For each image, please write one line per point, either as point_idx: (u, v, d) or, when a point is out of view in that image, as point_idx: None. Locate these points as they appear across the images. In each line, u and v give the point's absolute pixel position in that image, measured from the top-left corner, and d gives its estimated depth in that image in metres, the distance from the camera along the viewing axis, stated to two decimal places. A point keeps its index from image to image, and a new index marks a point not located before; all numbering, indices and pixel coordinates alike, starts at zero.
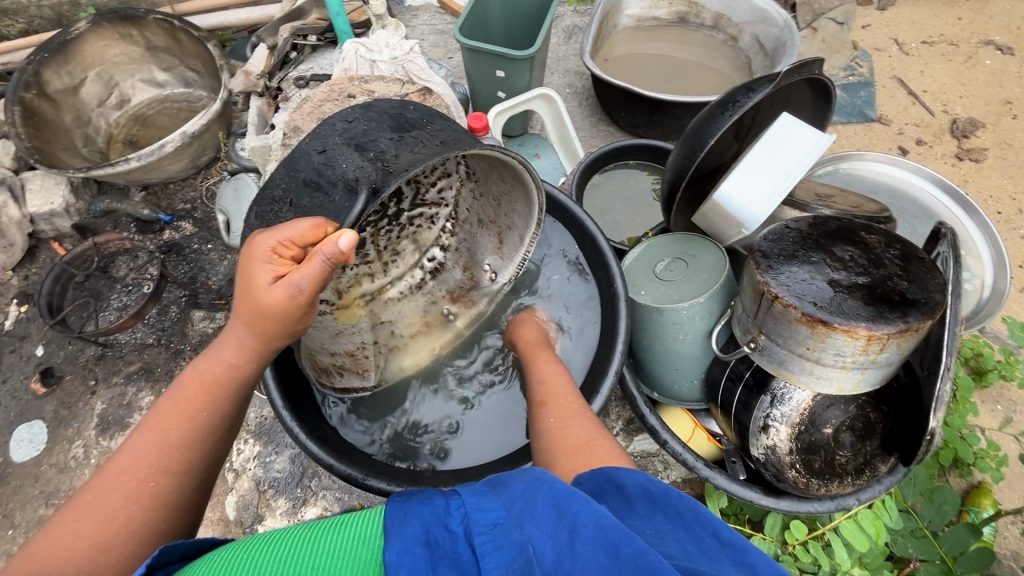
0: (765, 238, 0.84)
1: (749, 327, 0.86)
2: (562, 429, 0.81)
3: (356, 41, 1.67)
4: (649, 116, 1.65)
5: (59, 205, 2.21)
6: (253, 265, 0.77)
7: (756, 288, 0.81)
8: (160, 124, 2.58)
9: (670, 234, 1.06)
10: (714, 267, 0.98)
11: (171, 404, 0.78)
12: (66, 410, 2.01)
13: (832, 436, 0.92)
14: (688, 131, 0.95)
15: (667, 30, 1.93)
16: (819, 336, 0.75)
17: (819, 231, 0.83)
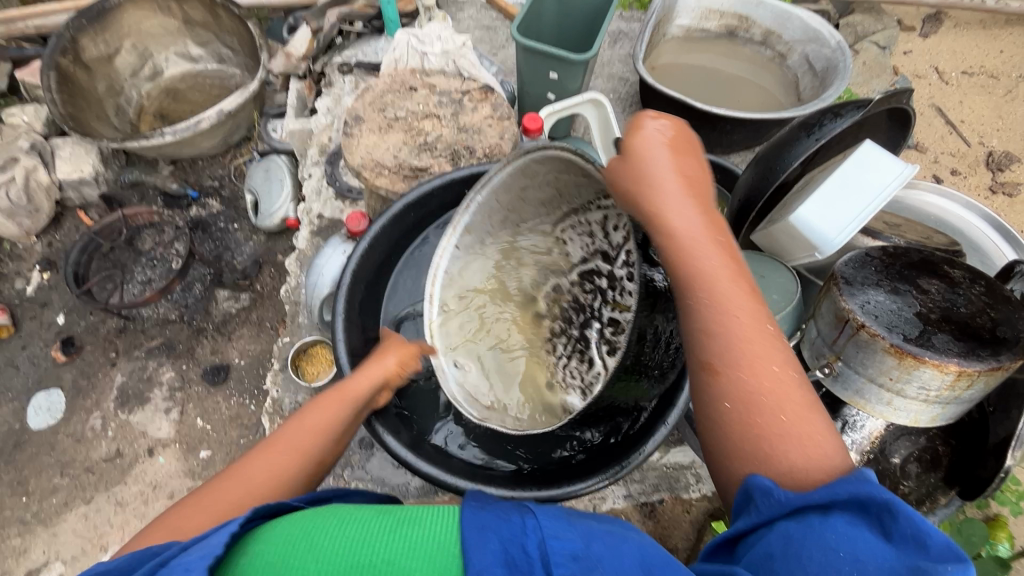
0: (847, 263, 0.84)
1: (825, 353, 0.86)
2: (759, 403, 0.67)
3: (407, 31, 1.66)
4: (697, 129, 1.65)
5: (88, 173, 2.20)
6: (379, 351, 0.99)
7: (839, 314, 0.81)
8: (191, 100, 2.56)
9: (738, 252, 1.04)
10: (785, 290, 0.95)
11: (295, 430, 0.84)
12: (85, 381, 2.00)
13: (899, 465, 1.00)
14: (764, 153, 0.96)
15: (715, 42, 1.92)
16: (905, 366, 0.75)
17: (902, 262, 0.84)
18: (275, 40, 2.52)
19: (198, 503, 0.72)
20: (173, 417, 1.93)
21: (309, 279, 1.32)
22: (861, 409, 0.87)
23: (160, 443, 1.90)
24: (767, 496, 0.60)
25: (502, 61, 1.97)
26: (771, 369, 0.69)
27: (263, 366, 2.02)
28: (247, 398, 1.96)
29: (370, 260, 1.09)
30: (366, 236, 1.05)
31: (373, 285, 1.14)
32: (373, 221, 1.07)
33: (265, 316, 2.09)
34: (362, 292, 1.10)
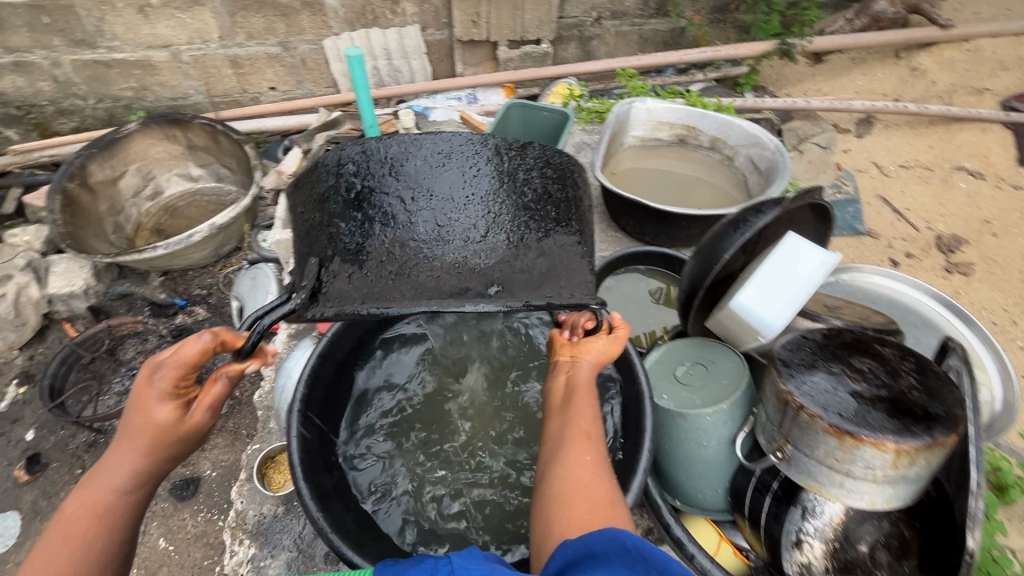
0: (783, 346, 0.90)
1: (775, 436, 0.89)
2: (577, 481, 0.83)
3: None
4: (655, 225, 1.76)
5: (79, 286, 2.27)
6: (150, 402, 0.90)
7: (781, 397, 0.85)
8: (189, 216, 2.72)
9: (687, 337, 1.12)
10: (734, 372, 1.03)
11: (53, 540, 0.83)
12: (45, 501, 1.91)
13: (868, 555, 0.86)
14: (703, 244, 1.03)
15: (668, 149, 2.11)
16: (847, 447, 0.78)
17: (835, 342, 0.90)
18: (271, 160, 2.75)
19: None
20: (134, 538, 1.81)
21: (278, 382, 1.31)
22: (822, 493, 0.87)
23: None
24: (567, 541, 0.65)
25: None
26: (590, 465, 0.85)
27: (236, 475, 1.94)
28: (216, 512, 1.86)
29: (336, 348, 1.24)
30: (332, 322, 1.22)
31: (343, 365, 1.27)
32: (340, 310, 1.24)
33: (242, 423, 2.06)
34: (330, 370, 1.22)
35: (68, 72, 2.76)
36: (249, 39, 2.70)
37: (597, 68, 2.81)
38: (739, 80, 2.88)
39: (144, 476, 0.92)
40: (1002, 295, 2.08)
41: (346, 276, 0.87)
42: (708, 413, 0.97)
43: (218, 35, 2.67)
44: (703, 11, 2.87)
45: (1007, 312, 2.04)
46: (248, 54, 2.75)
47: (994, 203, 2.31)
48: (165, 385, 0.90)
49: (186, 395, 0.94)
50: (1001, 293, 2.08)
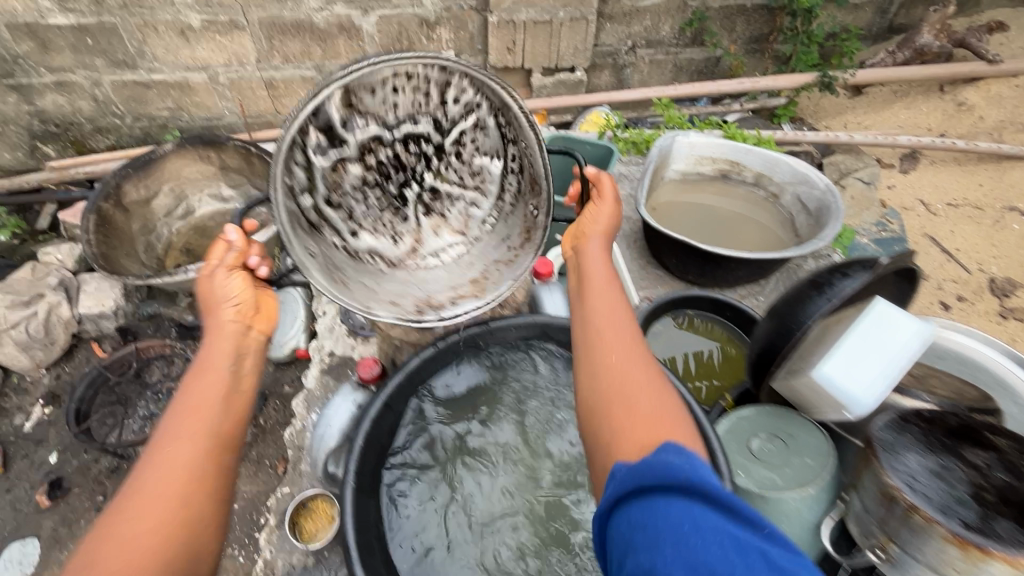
0: (882, 430, 0.89)
1: (876, 533, 0.85)
2: (621, 389, 0.89)
3: None
4: (702, 266, 1.70)
5: (109, 307, 2.27)
6: (211, 293, 1.10)
7: (885, 493, 0.82)
8: (218, 236, 2.72)
9: (758, 406, 1.12)
10: (818, 452, 1.02)
11: (183, 409, 0.96)
12: (66, 529, 1.87)
13: None
14: (780, 307, 1.00)
15: (710, 183, 2.05)
16: (971, 558, 0.74)
17: (941, 429, 0.89)
18: None
19: (108, 553, 0.79)
20: None
21: (317, 430, 1.32)
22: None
23: None
24: (621, 470, 0.73)
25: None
26: (631, 372, 0.92)
27: (258, 508, 1.89)
28: (236, 548, 1.80)
29: (385, 416, 1.25)
30: (383, 392, 1.23)
31: (388, 431, 1.27)
32: (390, 378, 1.26)
33: (266, 453, 2.02)
34: (378, 438, 1.24)
35: (107, 91, 2.80)
36: (285, 63, 2.71)
37: (632, 97, 2.78)
38: (777, 111, 2.82)
39: (230, 348, 1.06)
40: None
41: (338, 248, 1.09)
42: (794, 496, 0.96)
43: (255, 58, 2.68)
44: (740, 40, 2.83)
45: None
46: (283, 76, 2.77)
47: None
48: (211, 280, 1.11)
49: (229, 282, 1.11)
50: None
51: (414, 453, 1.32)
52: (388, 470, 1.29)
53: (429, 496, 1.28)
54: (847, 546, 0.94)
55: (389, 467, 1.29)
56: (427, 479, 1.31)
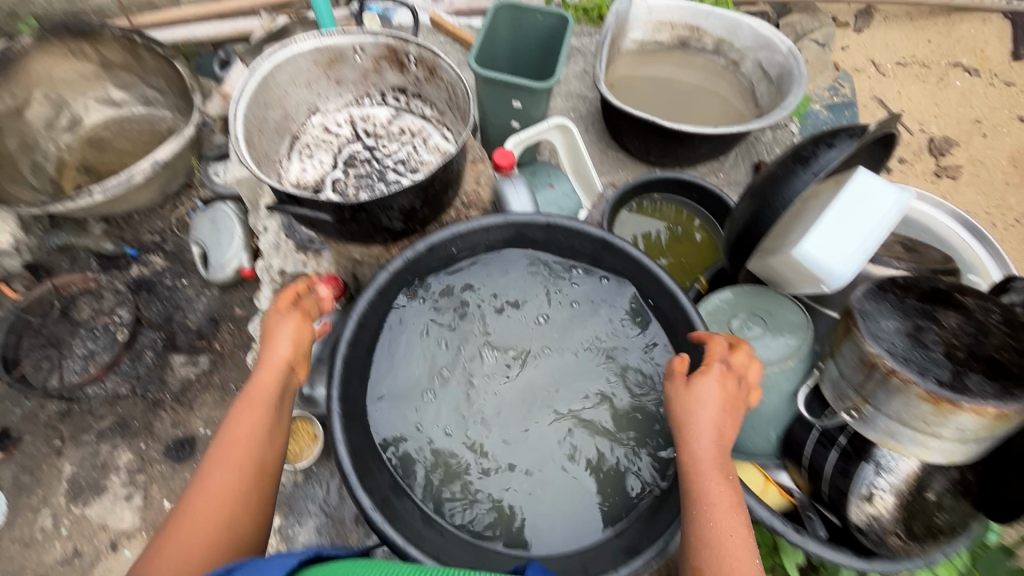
0: (863, 296, 1.01)
1: (853, 397, 1.01)
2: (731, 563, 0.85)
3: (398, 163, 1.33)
4: (665, 145, 1.63)
5: (8, 242, 1.97)
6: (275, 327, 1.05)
7: (867, 360, 0.95)
8: (120, 148, 2.33)
9: (739, 287, 1.28)
10: (795, 325, 1.21)
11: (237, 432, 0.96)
12: (29, 476, 1.79)
13: (936, 501, 1.02)
14: (761, 186, 1.15)
15: (669, 54, 1.92)
16: (943, 412, 0.89)
17: (914, 295, 1.01)
18: (207, 77, 2.36)
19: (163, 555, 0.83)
20: (135, 504, 1.75)
21: None
22: (894, 449, 1.01)
23: (123, 535, 1.72)
24: None
25: (343, 135, 1.38)
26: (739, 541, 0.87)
27: None
28: None
29: (361, 338, 1.12)
30: (355, 311, 1.09)
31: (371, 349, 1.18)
32: (361, 296, 1.11)
33: (229, 378, 1.94)
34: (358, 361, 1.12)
35: None
36: None
37: None
38: None
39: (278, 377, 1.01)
40: (986, 197, 2.11)
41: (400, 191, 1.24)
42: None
43: None
44: None
45: (989, 215, 2.08)
46: None
47: (985, 101, 2.28)
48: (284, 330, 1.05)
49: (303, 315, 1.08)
50: (985, 195, 2.11)
51: (395, 373, 1.19)
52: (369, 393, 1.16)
53: (417, 415, 1.16)
54: (818, 410, 1.13)
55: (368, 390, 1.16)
56: (412, 398, 1.17)
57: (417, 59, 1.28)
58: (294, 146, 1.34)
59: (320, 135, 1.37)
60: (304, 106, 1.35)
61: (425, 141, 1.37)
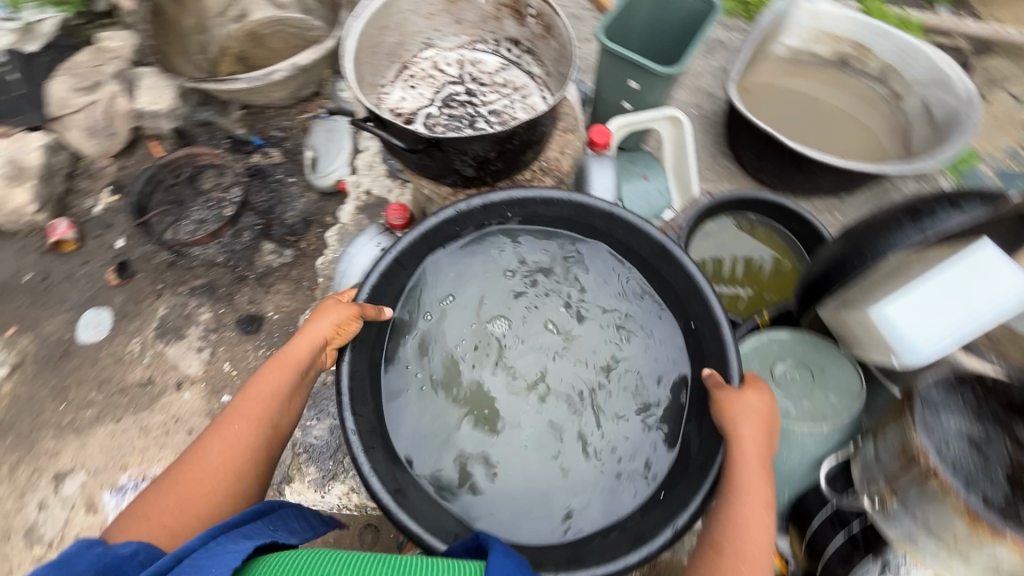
0: (931, 384, 0.91)
1: (880, 487, 0.92)
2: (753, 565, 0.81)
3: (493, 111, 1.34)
4: (781, 166, 1.50)
5: (166, 106, 2.26)
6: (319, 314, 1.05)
7: (907, 451, 0.86)
8: (273, 47, 2.55)
9: (796, 331, 1.18)
10: (846, 389, 1.10)
11: (254, 395, 1.00)
12: (132, 306, 2.10)
13: None
14: (858, 229, 1.03)
15: (822, 70, 1.73)
16: (978, 536, 0.77)
17: (997, 399, 0.90)
18: None
19: (161, 491, 0.88)
20: (203, 357, 2.00)
21: (340, 267, 1.38)
22: (912, 556, 0.90)
23: (187, 379, 1.97)
24: None
25: (449, 74, 1.40)
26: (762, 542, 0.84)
27: (294, 322, 2.05)
28: (274, 352, 1.99)
29: (397, 274, 1.16)
30: (395, 247, 1.13)
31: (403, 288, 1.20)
32: (404, 234, 1.15)
33: (304, 276, 2.12)
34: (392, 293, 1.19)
35: None
36: None
37: None
38: None
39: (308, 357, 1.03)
40: None
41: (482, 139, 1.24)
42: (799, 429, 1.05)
43: None
44: None
45: None
46: None
47: None
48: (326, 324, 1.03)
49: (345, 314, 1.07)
50: None
51: (438, 318, 1.23)
52: (400, 327, 1.21)
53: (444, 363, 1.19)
54: (841, 485, 1.03)
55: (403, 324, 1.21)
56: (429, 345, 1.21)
57: (536, 13, 1.25)
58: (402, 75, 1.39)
59: (427, 69, 1.41)
60: (420, 38, 1.38)
61: (524, 98, 1.36)
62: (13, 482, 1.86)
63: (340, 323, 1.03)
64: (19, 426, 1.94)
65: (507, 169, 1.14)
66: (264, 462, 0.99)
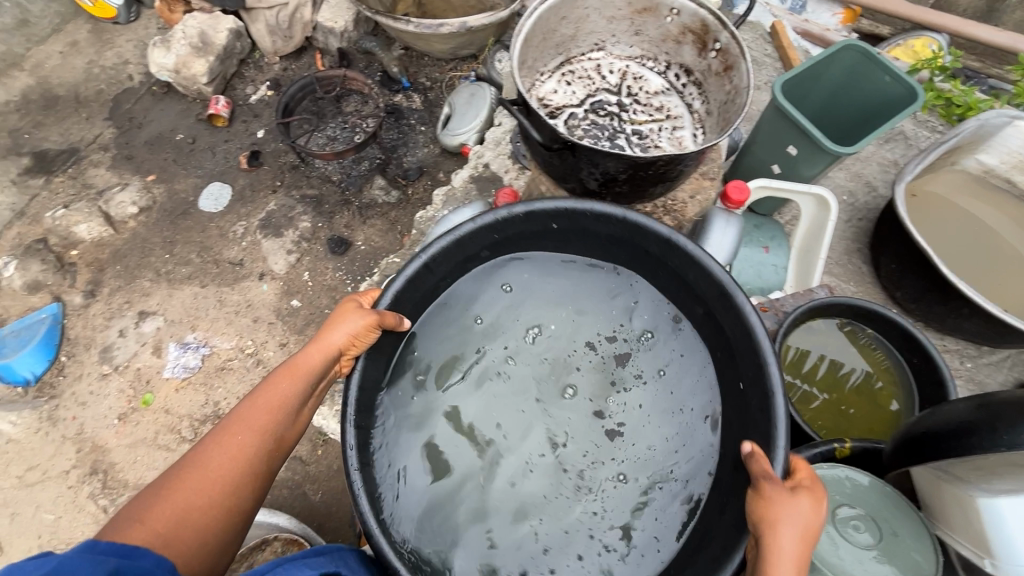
0: None
1: None
2: None
3: (638, 133, 1.29)
4: (924, 289, 1.34)
5: (339, 26, 2.44)
6: (335, 323, 1.04)
7: None
8: (450, 1, 2.65)
9: (884, 483, 1.01)
10: (912, 566, 0.93)
11: (254, 407, 0.93)
12: (250, 192, 2.29)
13: None
14: (999, 403, 0.86)
15: (1011, 202, 1.52)
16: None
17: None
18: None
19: (157, 511, 0.79)
20: (289, 260, 2.15)
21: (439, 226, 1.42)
22: None
23: (270, 273, 2.13)
24: None
25: (607, 81, 1.37)
26: None
27: (376, 259, 2.14)
28: (350, 278, 2.10)
29: (423, 278, 1.13)
30: (426, 251, 1.08)
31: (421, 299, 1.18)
32: (437, 236, 1.10)
33: (400, 220, 2.20)
34: (412, 298, 1.16)
35: None
36: None
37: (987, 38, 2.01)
38: None
39: (322, 360, 1.02)
40: None
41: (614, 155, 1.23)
42: None
43: None
44: None
45: None
46: None
47: None
48: (341, 338, 1.03)
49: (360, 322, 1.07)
50: None
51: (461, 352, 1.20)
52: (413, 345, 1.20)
53: (463, 392, 1.16)
54: None
55: (420, 340, 1.21)
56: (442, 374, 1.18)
57: (721, 49, 1.19)
58: (561, 67, 1.38)
59: (588, 70, 1.38)
60: (592, 38, 1.36)
61: (673, 130, 1.31)
62: (108, 304, 2.11)
63: (357, 335, 1.04)
64: (129, 259, 2.18)
65: (631, 195, 1.13)
66: (265, 476, 0.91)
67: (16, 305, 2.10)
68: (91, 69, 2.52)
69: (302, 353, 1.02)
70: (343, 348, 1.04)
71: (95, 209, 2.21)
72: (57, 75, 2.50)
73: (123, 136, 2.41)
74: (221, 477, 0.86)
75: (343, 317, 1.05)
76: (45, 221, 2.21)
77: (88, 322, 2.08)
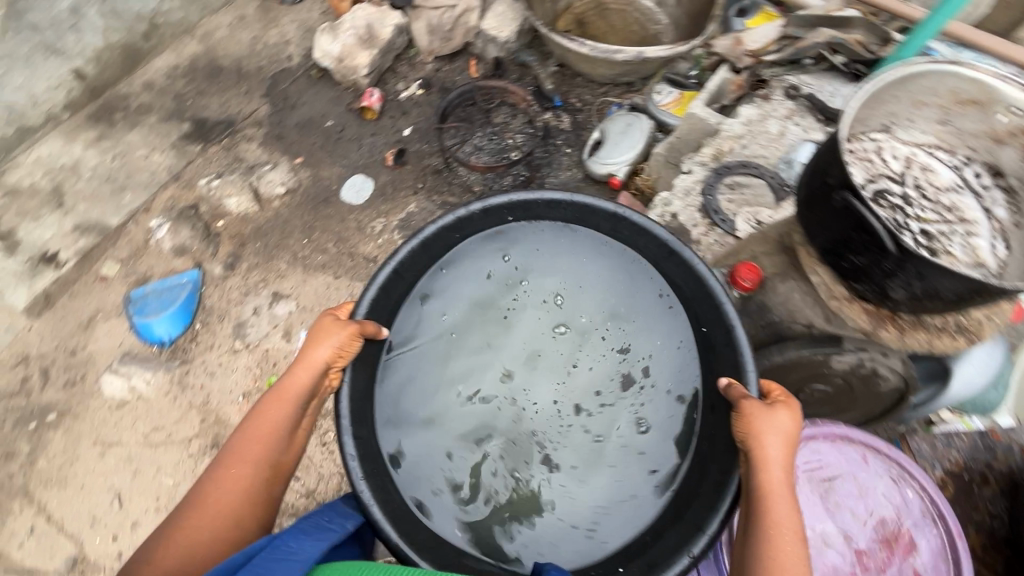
0: None
1: None
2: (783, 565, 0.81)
3: (930, 231, 1.24)
4: None
5: (503, 35, 2.40)
6: (316, 343, 1.01)
7: None
8: (611, 22, 2.57)
9: None
10: None
11: (248, 440, 0.96)
12: (391, 190, 2.29)
13: None
14: None
15: None
16: None
17: None
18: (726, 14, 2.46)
19: (168, 547, 0.86)
20: None
21: None
22: None
23: None
24: None
25: (889, 167, 1.30)
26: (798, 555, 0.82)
27: None
28: None
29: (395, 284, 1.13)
30: (393, 257, 1.09)
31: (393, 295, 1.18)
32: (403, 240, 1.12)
33: None
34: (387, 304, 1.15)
35: None
36: None
37: None
38: None
39: (308, 380, 1.01)
40: None
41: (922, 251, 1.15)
42: None
43: None
44: None
45: None
46: None
47: None
48: (324, 356, 1.01)
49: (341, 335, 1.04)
50: None
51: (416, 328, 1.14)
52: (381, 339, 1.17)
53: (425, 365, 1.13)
54: None
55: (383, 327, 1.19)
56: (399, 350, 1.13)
57: None
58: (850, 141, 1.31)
59: (871, 151, 1.31)
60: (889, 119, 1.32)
61: (966, 234, 1.24)
62: (245, 280, 2.14)
63: (341, 347, 1.01)
64: (269, 238, 2.22)
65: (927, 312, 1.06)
66: (266, 501, 0.96)
67: (160, 265, 2.16)
68: (255, 45, 2.59)
69: (286, 378, 1.01)
70: (330, 362, 1.02)
71: (246, 185, 2.28)
72: (223, 47, 2.58)
73: (276, 115, 2.45)
74: (227, 508, 0.92)
75: (321, 333, 1.02)
76: (198, 188, 2.28)
77: (224, 294, 2.12)
